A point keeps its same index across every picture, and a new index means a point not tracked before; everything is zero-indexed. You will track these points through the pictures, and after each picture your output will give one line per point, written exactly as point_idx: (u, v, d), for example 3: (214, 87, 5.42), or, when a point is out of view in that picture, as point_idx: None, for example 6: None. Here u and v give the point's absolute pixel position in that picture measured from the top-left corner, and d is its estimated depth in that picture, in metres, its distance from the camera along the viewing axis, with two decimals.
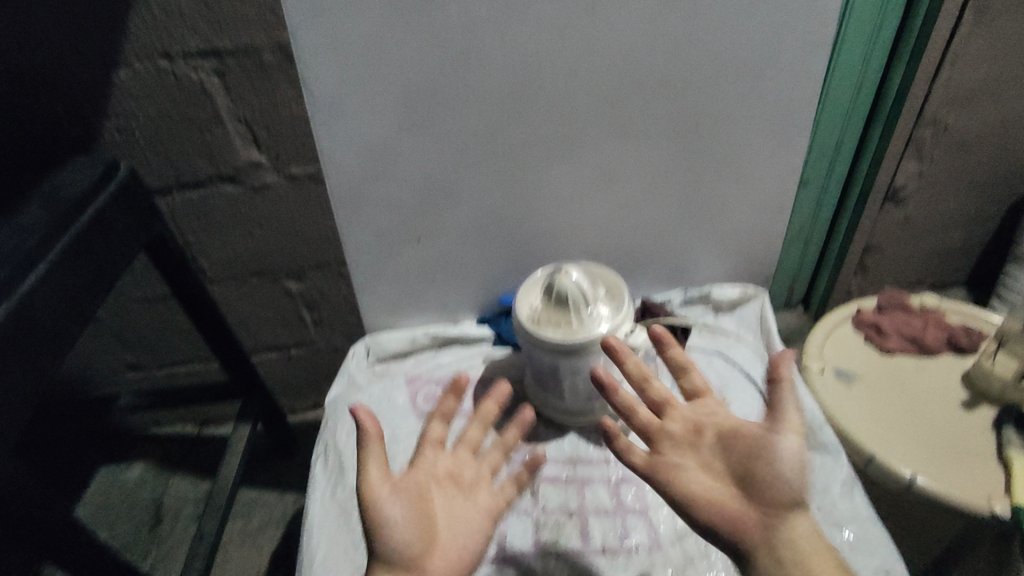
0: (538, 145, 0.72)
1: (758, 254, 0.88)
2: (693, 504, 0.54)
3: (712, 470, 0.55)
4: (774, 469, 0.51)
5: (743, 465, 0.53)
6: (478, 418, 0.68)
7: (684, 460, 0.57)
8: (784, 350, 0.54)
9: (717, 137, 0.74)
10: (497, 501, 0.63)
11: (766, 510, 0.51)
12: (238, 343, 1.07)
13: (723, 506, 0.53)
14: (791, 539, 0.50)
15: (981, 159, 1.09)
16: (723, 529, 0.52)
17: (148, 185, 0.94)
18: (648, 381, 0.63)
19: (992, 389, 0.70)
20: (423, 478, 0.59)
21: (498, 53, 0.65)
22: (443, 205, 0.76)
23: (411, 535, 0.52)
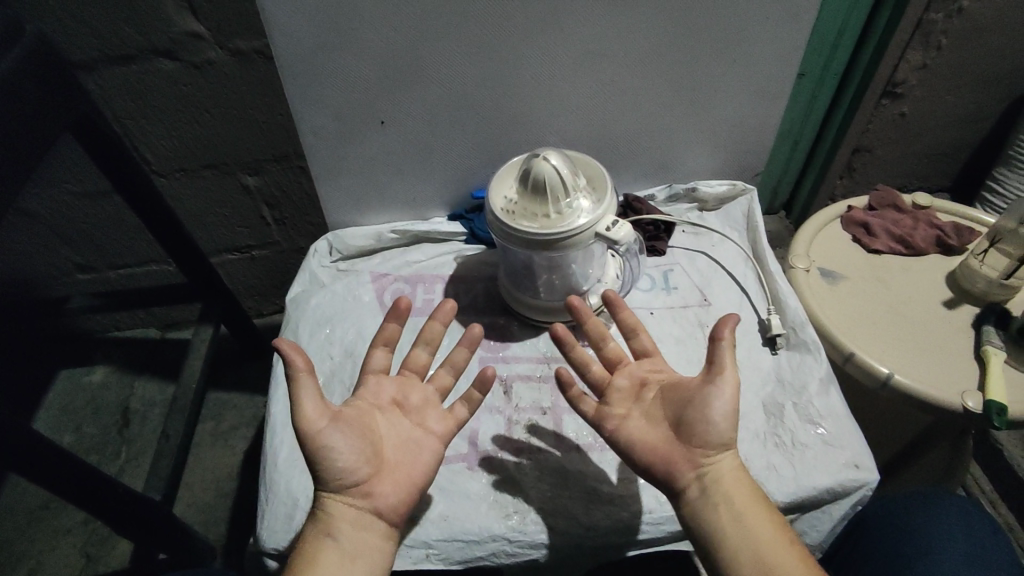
0: (515, 12, 0.63)
1: (748, 148, 0.83)
2: (632, 449, 0.53)
3: (652, 418, 0.54)
4: (704, 416, 0.50)
5: (678, 413, 0.52)
6: (424, 341, 0.61)
7: (626, 410, 0.56)
8: (728, 312, 0.50)
9: (716, 8, 0.66)
10: (448, 424, 0.57)
11: (696, 453, 0.51)
12: (193, 241, 0.99)
13: (656, 451, 0.52)
14: (718, 478, 0.50)
15: (989, 51, 1.02)
16: (657, 470, 0.52)
17: (70, 59, 0.82)
18: (604, 339, 0.61)
19: (976, 289, 0.68)
20: (366, 407, 0.55)
21: None
22: (408, 84, 0.68)
23: (354, 462, 0.50)
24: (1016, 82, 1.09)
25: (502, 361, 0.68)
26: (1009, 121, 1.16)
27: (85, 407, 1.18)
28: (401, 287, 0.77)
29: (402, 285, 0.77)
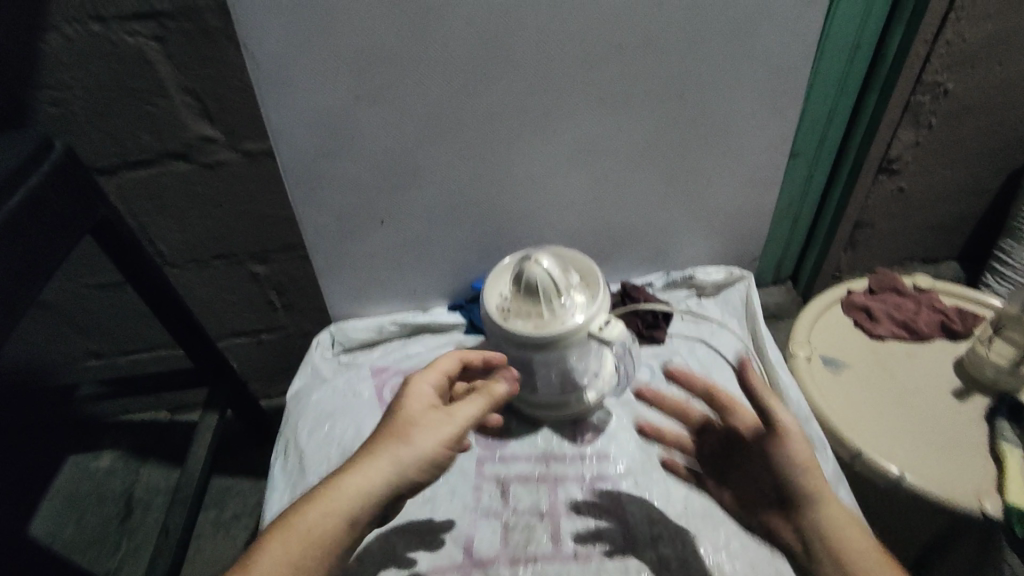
0: (506, 118, 0.66)
1: (744, 235, 0.83)
2: (753, 516, 0.57)
3: (755, 481, 0.56)
4: (778, 468, 0.51)
5: (763, 467, 0.54)
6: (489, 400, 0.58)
7: (733, 473, 0.59)
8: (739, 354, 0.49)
9: (701, 108, 0.69)
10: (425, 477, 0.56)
11: (789, 509, 0.51)
12: (201, 329, 1.00)
13: (765, 513, 0.55)
14: (818, 532, 0.49)
15: (979, 128, 1.03)
16: (769, 531, 0.54)
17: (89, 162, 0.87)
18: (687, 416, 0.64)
19: (985, 377, 0.67)
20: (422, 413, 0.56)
21: (459, 23, 0.59)
22: (407, 186, 0.71)
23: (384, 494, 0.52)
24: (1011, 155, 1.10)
25: (499, 460, 0.67)
26: (1008, 193, 1.16)
27: (87, 496, 1.17)
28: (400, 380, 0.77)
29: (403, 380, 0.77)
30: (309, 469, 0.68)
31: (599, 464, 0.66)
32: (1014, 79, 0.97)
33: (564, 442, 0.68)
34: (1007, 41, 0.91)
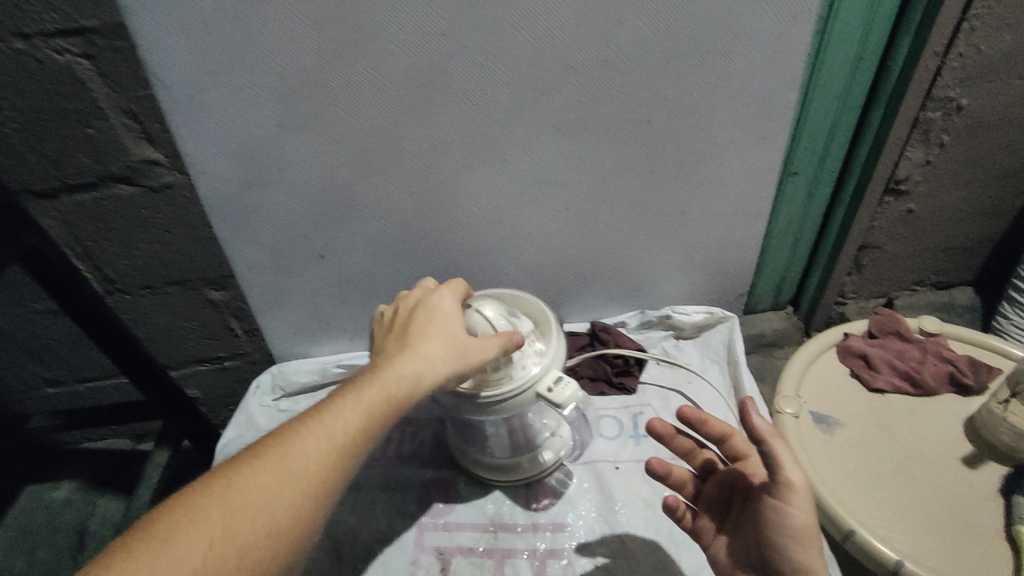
0: (453, 146, 0.59)
1: (728, 269, 0.76)
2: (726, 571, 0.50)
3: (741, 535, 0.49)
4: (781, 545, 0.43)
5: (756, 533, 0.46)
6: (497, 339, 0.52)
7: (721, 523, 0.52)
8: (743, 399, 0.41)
9: (675, 133, 0.61)
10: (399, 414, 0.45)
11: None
12: (149, 358, 0.89)
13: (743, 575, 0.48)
14: None
15: (1000, 145, 0.92)
16: None
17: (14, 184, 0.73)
18: (693, 452, 0.55)
19: (1001, 443, 0.58)
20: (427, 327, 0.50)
21: (392, 40, 0.51)
22: (346, 218, 0.65)
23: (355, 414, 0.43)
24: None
25: (442, 529, 0.60)
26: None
27: (41, 528, 1.09)
28: None
29: None
30: None
31: (553, 536, 0.58)
32: None
33: (516, 509, 0.61)
34: None
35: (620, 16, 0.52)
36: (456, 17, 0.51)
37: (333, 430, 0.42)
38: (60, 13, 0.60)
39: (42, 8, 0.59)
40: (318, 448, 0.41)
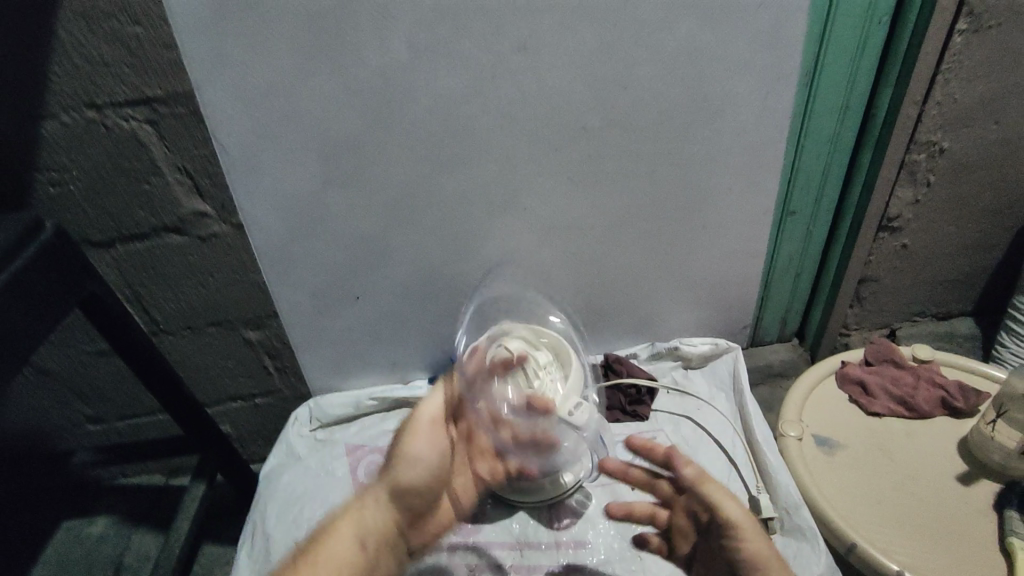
0: (477, 195, 0.66)
1: (729, 304, 0.82)
2: None
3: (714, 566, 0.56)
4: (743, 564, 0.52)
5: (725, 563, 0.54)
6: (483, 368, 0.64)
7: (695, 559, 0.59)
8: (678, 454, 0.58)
9: (675, 181, 0.68)
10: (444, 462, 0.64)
11: None
12: (190, 396, 0.92)
13: None
14: None
15: (983, 185, 0.97)
16: None
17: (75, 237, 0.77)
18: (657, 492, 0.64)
19: (992, 461, 0.62)
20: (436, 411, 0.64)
21: (425, 108, 0.60)
22: (380, 263, 0.72)
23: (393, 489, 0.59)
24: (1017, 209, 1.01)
25: (471, 548, 0.65)
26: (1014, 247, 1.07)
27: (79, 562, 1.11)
28: (373, 458, 0.78)
29: (377, 457, 0.78)
30: (273, 557, 0.69)
31: (574, 553, 0.63)
32: (1015, 137, 0.92)
33: (540, 528, 0.65)
34: (1006, 99, 0.86)
35: (621, 82, 0.60)
36: (480, 86, 0.59)
37: (369, 505, 0.58)
38: (129, 86, 0.65)
39: (111, 81, 0.64)
40: (368, 514, 0.58)
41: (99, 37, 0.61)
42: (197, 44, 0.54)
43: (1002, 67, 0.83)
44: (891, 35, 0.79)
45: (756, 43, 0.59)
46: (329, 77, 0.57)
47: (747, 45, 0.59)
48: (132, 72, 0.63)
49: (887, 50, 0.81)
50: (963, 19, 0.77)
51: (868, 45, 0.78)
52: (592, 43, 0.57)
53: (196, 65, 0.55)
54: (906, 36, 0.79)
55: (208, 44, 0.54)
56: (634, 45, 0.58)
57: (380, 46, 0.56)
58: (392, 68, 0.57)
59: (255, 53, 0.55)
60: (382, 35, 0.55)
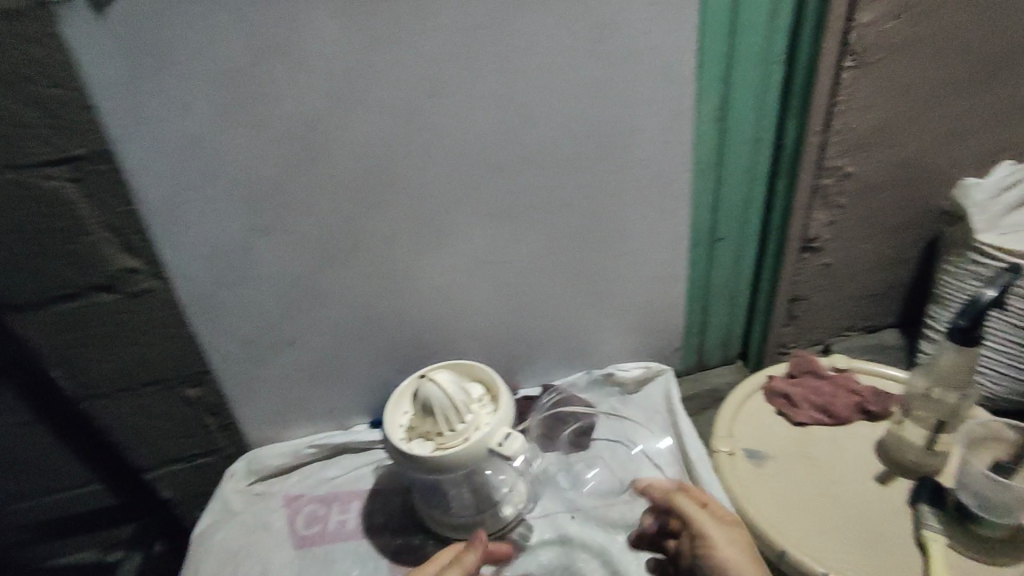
0: (402, 235, 0.69)
1: (657, 328, 0.85)
2: None
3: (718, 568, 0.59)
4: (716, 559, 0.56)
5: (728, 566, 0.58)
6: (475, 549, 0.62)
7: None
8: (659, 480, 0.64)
9: (592, 212, 0.72)
10: None
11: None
12: (132, 461, 0.86)
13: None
14: None
15: (892, 204, 0.96)
16: None
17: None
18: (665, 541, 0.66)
19: (906, 461, 0.66)
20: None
21: (345, 153, 0.62)
22: (312, 307, 0.72)
23: None
24: (931, 222, 1.00)
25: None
26: (932, 257, 1.06)
27: None
28: (314, 508, 0.77)
29: (316, 507, 0.77)
30: None
31: None
32: (917, 158, 0.91)
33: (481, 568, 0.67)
34: (902, 122, 0.86)
35: (529, 121, 0.64)
36: (397, 131, 0.62)
37: None
38: (48, 143, 0.58)
39: (27, 141, 0.57)
40: None
41: (9, 96, 0.54)
42: (113, 104, 0.56)
43: (894, 95, 0.83)
44: (791, 68, 0.80)
45: (650, 82, 0.65)
46: (248, 130, 0.59)
47: (643, 83, 0.65)
48: (51, 129, 0.57)
49: (788, 82, 0.81)
50: (849, 57, 0.77)
51: (768, 81, 0.80)
52: (499, 89, 0.62)
53: (112, 123, 0.57)
54: (802, 68, 0.79)
55: (124, 101, 0.56)
56: (537, 86, 0.62)
57: (297, 97, 0.58)
58: (309, 118, 0.60)
59: (172, 110, 0.57)
60: (297, 87, 0.58)
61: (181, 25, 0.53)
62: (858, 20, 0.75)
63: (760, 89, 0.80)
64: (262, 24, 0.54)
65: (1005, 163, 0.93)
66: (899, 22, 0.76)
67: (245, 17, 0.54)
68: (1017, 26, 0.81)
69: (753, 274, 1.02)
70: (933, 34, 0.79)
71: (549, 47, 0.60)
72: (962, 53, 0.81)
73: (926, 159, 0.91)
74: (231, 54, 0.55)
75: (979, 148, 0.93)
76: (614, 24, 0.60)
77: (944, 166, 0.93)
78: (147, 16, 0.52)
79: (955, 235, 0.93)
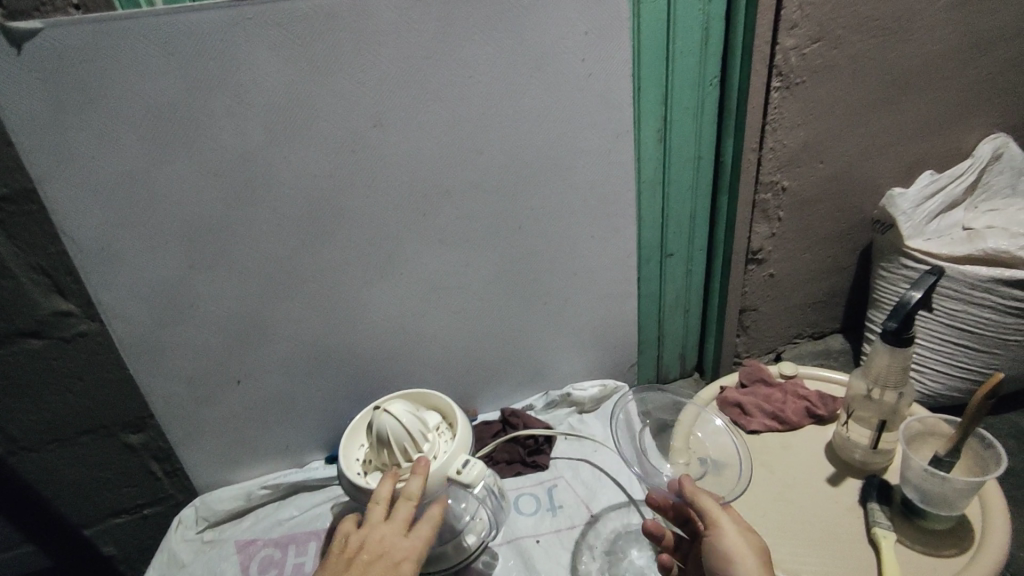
0: (351, 265, 0.68)
1: (611, 346, 0.86)
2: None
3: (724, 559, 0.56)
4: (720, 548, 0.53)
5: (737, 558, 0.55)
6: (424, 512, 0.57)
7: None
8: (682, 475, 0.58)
9: (540, 234, 0.73)
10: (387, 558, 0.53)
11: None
12: (60, 518, 0.80)
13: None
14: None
15: (827, 214, 1.01)
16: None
17: None
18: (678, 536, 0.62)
19: (855, 460, 0.68)
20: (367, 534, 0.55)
21: (287, 185, 0.62)
22: (260, 342, 0.70)
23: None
24: (862, 231, 1.06)
25: None
26: (868, 264, 1.11)
27: None
28: (269, 552, 0.74)
29: (270, 550, 0.74)
30: None
31: None
32: (847, 171, 0.96)
33: None
34: (830, 138, 0.91)
35: (472, 147, 0.65)
36: (341, 161, 0.62)
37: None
38: None
39: None
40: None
41: None
42: (37, 142, 0.54)
43: (821, 113, 0.88)
44: (725, 90, 0.83)
45: (590, 107, 0.67)
46: (187, 166, 0.58)
47: (581, 109, 0.67)
48: None
49: (723, 103, 0.85)
50: (776, 79, 0.82)
51: (707, 102, 0.83)
52: (443, 117, 0.62)
53: (36, 162, 0.54)
54: (735, 90, 0.82)
55: (50, 139, 0.54)
56: (479, 113, 0.63)
57: (235, 131, 0.58)
58: (250, 151, 0.59)
59: (102, 146, 0.55)
60: (235, 120, 0.57)
61: (109, 60, 0.52)
62: (782, 44, 0.79)
63: (700, 109, 0.83)
64: (197, 59, 0.54)
65: (926, 173, 1.00)
66: (818, 47, 0.81)
67: (178, 52, 0.53)
68: (924, 48, 0.87)
69: (703, 287, 1.04)
70: (851, 57, 0.84)
71: (489, 75, 0.62)
72: (878, 73, 0.87)
73: (854, 171, 0.97)
74: (164, 89, 0.54)
75: (901, 161, 0.99)
76: (552, 53, 0.62)
77: (871, 178, 0.99)
78: (70, 52, 0.51)
79: (886, 242, 0.99)
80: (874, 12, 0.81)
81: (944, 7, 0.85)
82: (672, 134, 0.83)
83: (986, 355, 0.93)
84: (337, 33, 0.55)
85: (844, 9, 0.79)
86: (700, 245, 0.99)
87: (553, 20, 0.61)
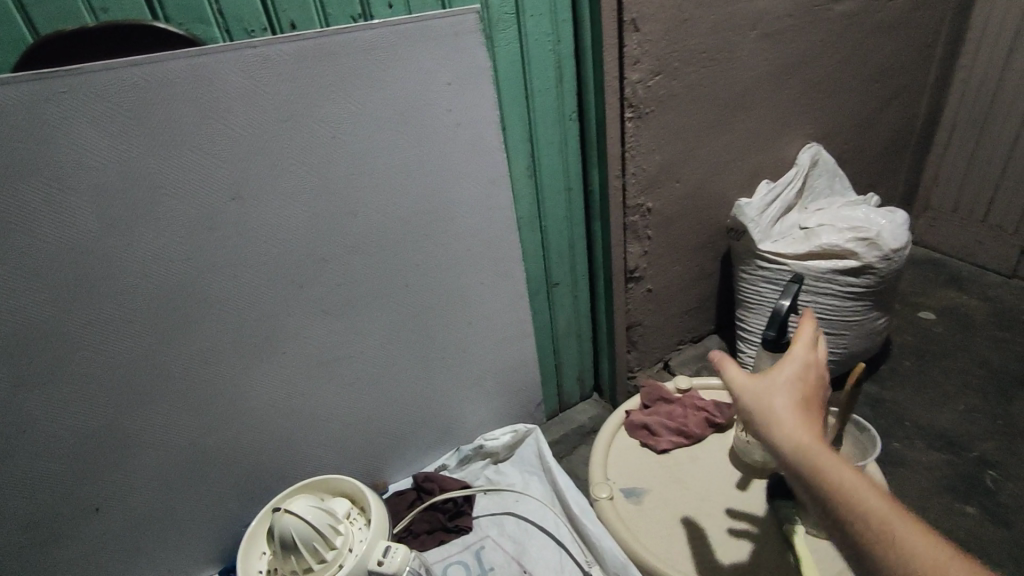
0: (225, 350, 0.61)
1: (516, 388, 0.85)
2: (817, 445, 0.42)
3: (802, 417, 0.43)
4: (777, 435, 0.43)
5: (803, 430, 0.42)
6: None
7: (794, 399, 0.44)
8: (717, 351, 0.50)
9: (430, 287, 0.71)
10: None
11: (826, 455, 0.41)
12: None
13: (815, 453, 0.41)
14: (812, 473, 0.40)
15: (688, 228, 1.08)
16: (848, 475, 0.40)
17: None
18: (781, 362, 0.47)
19: (756, 461, 0.72)
20: None
21: (136, 276, 0.54)
22: (122, 457, 0.60)
23: None
24: (721, 240, 1.15)
25: None
26: (729, 268, 1.22)
27: None
28: None
29: None
30: None
31: None
32: (699, 188, 1.05)
33: None
34: (681, 160, 0.99)
35: (346, 208, 0.61)
36: (199, 240, 0.55)
37: None
38: None
39: None
40: None
41: None
42: None
43: (670, 139, 0.94)
44: (584, 125, 0.87)
45: (462, 155, 0.66)
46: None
47: (453, 158, 0.66)
48: None
49: (584, 135, 0.88)
50: (629, 110, 0.86)
51: (570, 135, 0.86)
52: (310, 181, 0.58)
53: None
54: (592, 123, 0.86)
55: None
56: (348, 173, 0.60)
57: (64, 222, 0.50)
58: (84, 241, 0.51)
59: None
60: (61, 209, 0.49)
61: None
62: (629, 79, 0.83)
63: (563, 143, 0.86)
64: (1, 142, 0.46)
65: (764, 183, 1.12)
66: (660, 79, 0.88)
67: None
68: (744, 75, 0.98)
69: (591, 309, 1.08)
70: (686, 86, 0.92)
71: (353, 132, 0.59)
72: (711, 99, 0.96)
73: (705, 188, 1.05)
74: None
75: (742, 174, 1.10)
76: (418, 106, 0.61)
77: (720, 191, 1.08)
78: None
79: (741, 247, 1.08)
80: (701, 46, 0.90)
81: (754, 39, 0.96)
82: (541, 168, 0.86)
83: (837, 337, 1.05)
84: (179, 101, 0.50)
85: (676, 45, 0.86)
86: (581, 271, 1.02)
87: (412, 73, 0.60)
